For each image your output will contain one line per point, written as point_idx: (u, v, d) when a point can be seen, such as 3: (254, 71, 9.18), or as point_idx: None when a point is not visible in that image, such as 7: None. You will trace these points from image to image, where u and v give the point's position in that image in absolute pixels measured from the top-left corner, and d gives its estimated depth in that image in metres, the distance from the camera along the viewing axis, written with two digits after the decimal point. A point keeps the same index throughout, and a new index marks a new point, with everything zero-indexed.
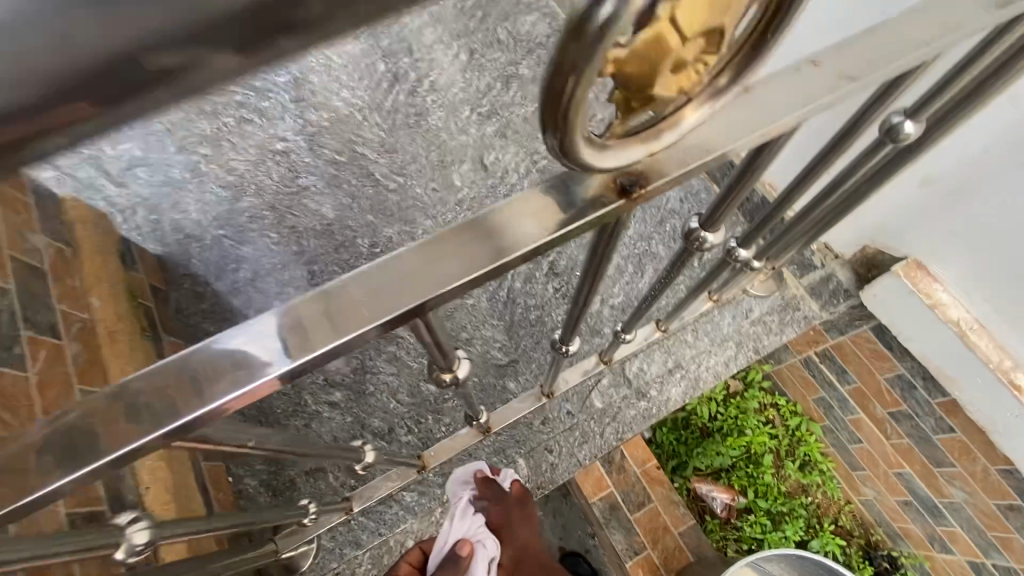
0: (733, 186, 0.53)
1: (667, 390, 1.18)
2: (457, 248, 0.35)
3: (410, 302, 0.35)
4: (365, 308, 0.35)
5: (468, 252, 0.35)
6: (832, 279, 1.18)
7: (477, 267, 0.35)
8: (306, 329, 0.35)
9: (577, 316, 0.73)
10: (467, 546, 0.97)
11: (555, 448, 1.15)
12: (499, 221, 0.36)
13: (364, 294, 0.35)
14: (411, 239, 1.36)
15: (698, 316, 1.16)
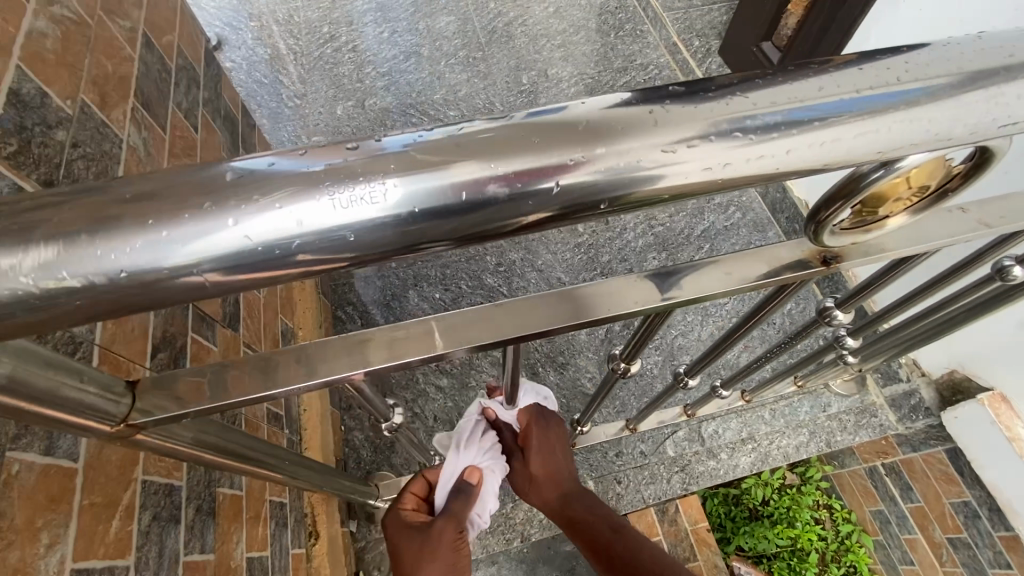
0: (877, 278, 0.61)
1: (737, 457, 1.27)
2: (535, 310, 0.43)
3: (472, 343, 0.42)
4: (435, 337, 0.42)
5: (541, 311, 0.43)
6: (915, 394, 1.26)
7: (540, 327, 0.43)
8: (390, 342, 0.41)
9: (715, 351, 0.83)
10: (476, 475, 0.78)
11: (623, 481, 1.24)
12: (591, 294, 0.44)
13: (438, 327, 0.42)
14: (530, 266, 1.52)
15: (782, 397, 1.27)
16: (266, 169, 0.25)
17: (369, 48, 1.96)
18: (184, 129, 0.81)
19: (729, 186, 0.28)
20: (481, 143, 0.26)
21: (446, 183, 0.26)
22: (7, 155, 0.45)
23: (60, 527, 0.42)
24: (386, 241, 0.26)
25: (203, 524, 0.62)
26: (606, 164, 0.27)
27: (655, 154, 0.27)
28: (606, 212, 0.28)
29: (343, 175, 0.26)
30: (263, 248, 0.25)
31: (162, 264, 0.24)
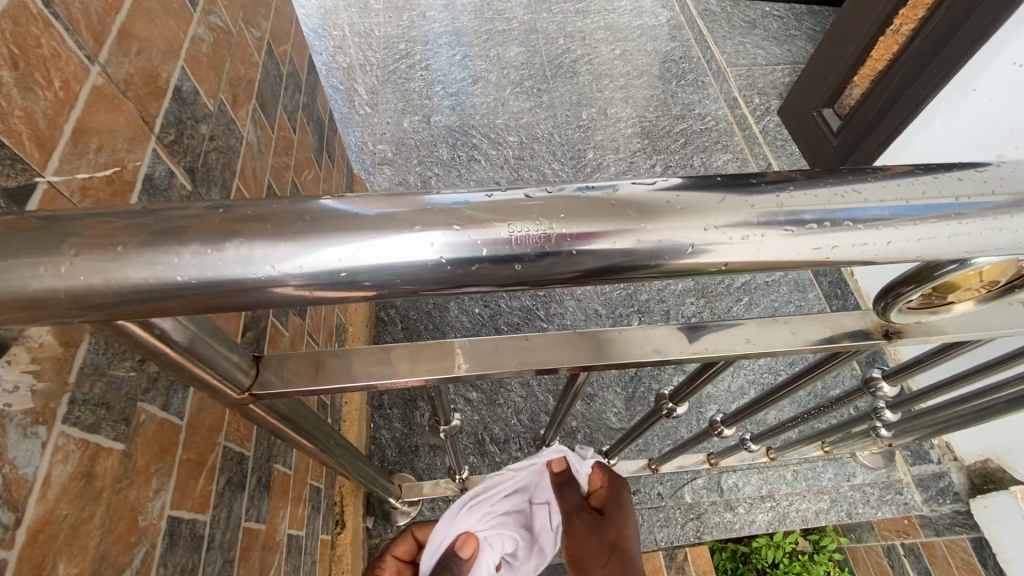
0: (929, 355, 0.63)
1: (755, 513, 1.26)
2: (597, 346, 0.48)
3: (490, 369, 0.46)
4: (456, 360, 0.46)
5: (601, 349, 0.48)
6: (945, 476, 1.26)
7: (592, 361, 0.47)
8: (465, 353, 0.46)
9: (752, 407, 0.85)
10: (468, 546, 0.76)
11: (637, 519, 1.24)
12: (653, 337, 0.48)
13: (460, 351, 0.46)
14: (569, 294, 1.56)
15: (806, 460, 1.28)
16: (344, 208, 0.29)
17: (441, 68, 2.06)
18: (286, 131, 0.88)
19: (765, 265, 0.31)
20: (520, 209, 0.30)
21: (486, 239, 0.29)
22: (166, 143, 0.52)
23: (164, 476, 0.46)
24: (533, 274, 0.30)
25: (260, 495, 0.66)
26: (643, 240, 0.30)
27: (679, 234, 0.30)
28: (644, 277, 0.32)
29: (400, 221, 0.29)
30: (447, 263, 0.29)
31: (274, 271, 0.28)
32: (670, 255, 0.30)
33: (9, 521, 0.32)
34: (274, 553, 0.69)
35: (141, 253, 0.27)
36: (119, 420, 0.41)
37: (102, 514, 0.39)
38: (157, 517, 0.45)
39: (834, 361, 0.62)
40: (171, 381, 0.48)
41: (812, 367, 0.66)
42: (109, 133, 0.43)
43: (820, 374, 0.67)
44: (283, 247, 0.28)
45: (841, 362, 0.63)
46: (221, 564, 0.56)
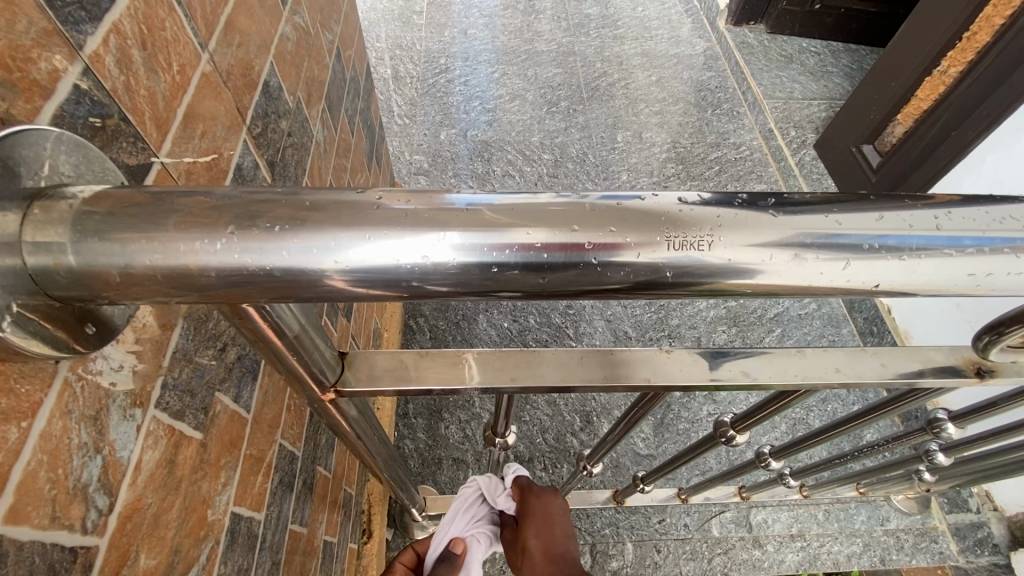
0: (1005, 398, 0.60)
1: (784, 552, 1.22)
2: (690, 367, 0.46)
3: (517, 383, 0.44)
4: (468, 370, 0.44)
5: (693, 371, 0.46)
6: (983, 527, 1.22)
7: (687, 382, 0.45)
8: (551, 365, 0.45)
9: (793, 445, 0.81)
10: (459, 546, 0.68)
11: (663, 549, 1.20)
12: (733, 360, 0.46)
13: (472, 360, 0.44)
14: (600, 314, 1.54)
15: (840, 500, 1.24)
16: (373, 202, 0.26)
17: (479, 84, 2.08)
18: (346, 134, 0.89)
19: (852, 292, 0.28)
20: (584, 213, 0.27)
21: (544, 242, 0.26)
22: (255, 135, 0.52)
23: (230, 471, 0.45)
24: (678, 289, 0.28)
25: (304, 499, 0.65)
26: (728, 257, 0.27)
27: (802, 261, 0.27)
28: (711, 294, 0.28)
29: (488, 223, 0.26)
30: (597, 264, 0.27)
31: (324, 265, 0.25)
32: (809, 278, 0.27)
33: (104, 505, 0.30)
34: (312, 558, 0.68)
35: (296, 236, 0.25)
36: (200, 409, 0.41)
37: (178, 505, 0.37)
38: (222, 512, 0.44)
39: (899, 403, 0.58)
40: (244, 372, 0.48)
41: (876, 407, 0.63)
42: (211, 121, 0.43)
43: (882, 413, 0.63)
44: (364, 236, 0.25)
45: (906, 405, 0.58)
46: (270, 567, 0.54)
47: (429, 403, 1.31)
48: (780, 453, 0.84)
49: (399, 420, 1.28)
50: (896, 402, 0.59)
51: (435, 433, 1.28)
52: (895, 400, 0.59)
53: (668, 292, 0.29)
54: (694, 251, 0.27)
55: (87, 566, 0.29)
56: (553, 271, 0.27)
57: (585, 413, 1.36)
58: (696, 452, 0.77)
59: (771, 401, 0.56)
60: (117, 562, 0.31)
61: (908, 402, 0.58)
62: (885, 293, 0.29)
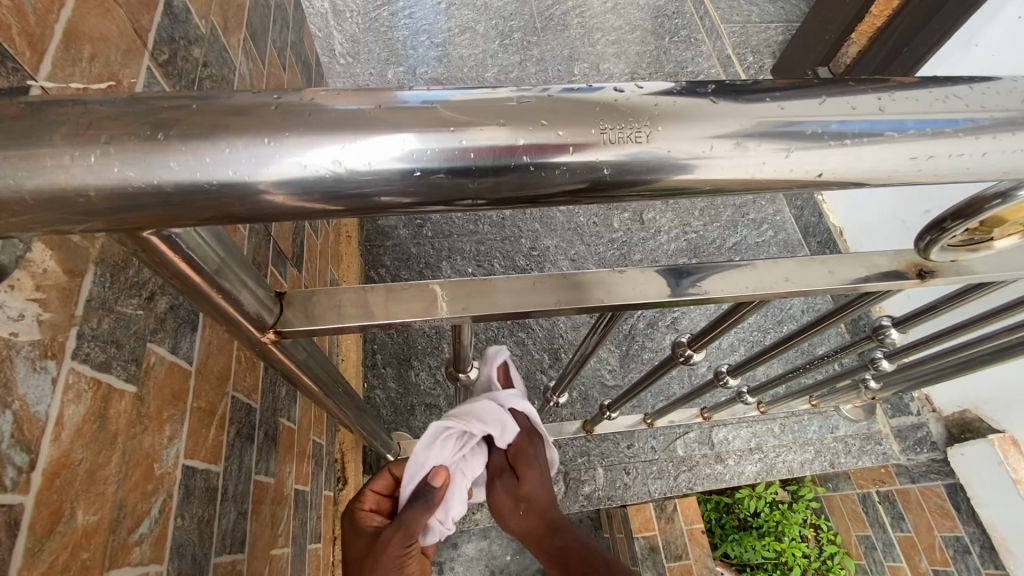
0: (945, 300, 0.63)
1: (744, 464, 1.30)
2: (645, 286, 0.46)
3: (470, 312, 0.43)
4: (438, 302, 0.43)
5: (649, 288, 0.45)
6: (923, 427, 1.30)
7: (641, 300, 0.45)
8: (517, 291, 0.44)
9: (749, 360, 0.83)
10: (440, 477, 0.66)
11: (632, 472, 1.27)
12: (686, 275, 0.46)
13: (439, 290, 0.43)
14: (564, 254, 1.54)
15: (793, 413, 1.32)
16: (308, 101, 0.24)
17: (425, 17, 1.95)
18: (276, 68, 0.82)
19: (795, 187, 0.28)
20: (514, 107, 0.25)
21: (473, 144, 0.24)
22: (160, 62, 0.47)
23: (176, 424, 0.43)
24: (623, 191, 0.27)
25: (268, 450, 0.64)
26: (661, 153, 0.25)
27: (744, 151, 0.26)
28: (655, 196, 0.27)
29: (367, 121, 0.24)
30: (531, 165, 0.25)
31: (254, 178, 0.23)
32: (745, 170, 0.26)
33: (24, 462, 0.28)
34: (283, 509, 0.67)
35: (188, 145, 0.22)
36: (130, 360, 0.38)
37: (117, 460, 0.36)
38: (173, 466, 0.42)
39: (846, 309, 0.60)
40: (179, 323, 0.45)
41: (823, 316, 0.65)
42: (101, 41, 0.38)
43: (834, 321, 0.65)
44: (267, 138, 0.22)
45: (854, 310, 0.60)
46: (236, 517, 0.53)
47: (398, 353, 1.31)
48: (737, 370, 0.87)
49: (369, 370, 1.29)
50: (845, 309, 0.60)
51: (406, 380, 1.29)
52: (844, 308, 0.60)
53: (616, 197, 0.27)
54: (638, 143, 0.25)
55: (13, 523, 0.28)
56: (495, 175, 0.25)
57: (554, 352, 1.38)
58: (656, 378, 0.79)
59: (724, 315, 0.57)
60: (49, 520, 0.30)
61: (856, 307, 0.59)
62: (832, 185, 0.28)
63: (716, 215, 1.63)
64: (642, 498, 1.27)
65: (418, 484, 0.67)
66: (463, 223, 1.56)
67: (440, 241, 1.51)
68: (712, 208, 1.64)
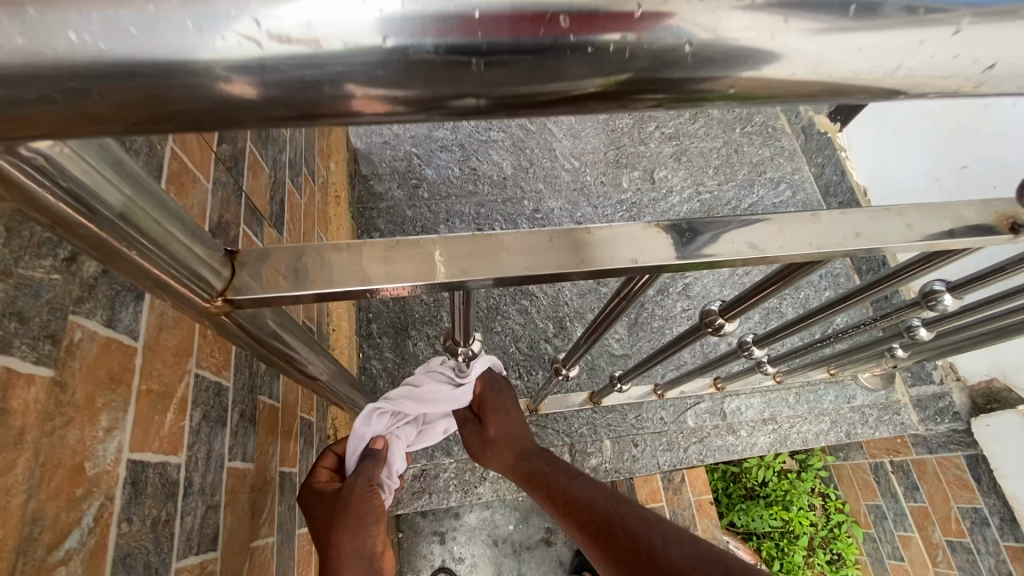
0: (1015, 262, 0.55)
1: (757, 436, 1.25)
2: (689, 243, 0.37)
3: (473, 276, 0.35)
4: (436, 264, 0.35)
5: (693, 245, 0.37)
6: (945, 397, 1.24)
7: (683, 259, 0.37)
8: (531, 250, 0.36)
9: (778, 331, 0.75)
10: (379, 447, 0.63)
11: (640, 444, 1.21)
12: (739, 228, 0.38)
13: (437, 250, 0.35)
14: (570, 217, 1.45)
15: (809, 383, 1.26)
16: None
17: None
18: None
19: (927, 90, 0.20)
20: None
21: (483, 5, 0.16)
22: None
23: (117, 411, 0.36)
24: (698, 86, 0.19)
25: (245, 431, 0.56)
26: (759, 29, 0.17)
27: (879, 27, 0.18)
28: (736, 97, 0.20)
29: None
30: (571, 44, 0.17)
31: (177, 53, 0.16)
32: (871, 60, 0.18)
33: None
34: (267, 495, 0.61)
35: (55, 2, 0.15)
36: (42, 337, 0.30)
37: (26, 463, 0.29)
38: (113, 462, 0.35)
39: (904, 272, 0.52)
40: (117, 291, 0.37)
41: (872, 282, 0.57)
42: None
43: (886, 287, 0.57)
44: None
45: (914, 274, 0.52)
46: (204, 512, 0.46)
47: (394, 322, 1.24)
48: (764, 341, 0.79)
49: (364, 340, 1.22)
50: (902, 273, 0.52)
51: (402, 351, 1.22)
52: (902, 271, 0.52)
53: (683, 100, 0.20)
54: (724, 9, 0.17)
55: None
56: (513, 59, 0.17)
57: (559, 320, 1.31)
58: (676, 348, 0.72)
59: (775, 274, 0.48)
60: None
61: (916, 271, 0.51)
62: (982, 87, 0.20)
63: (732, 174, 1.53)
64: (650, 470, 1.22)
65: (359, 454, 0.63)
66: (463, 183, 1.46)
67: (435, 203, 1.42)
68: (727, 167, 1.54)
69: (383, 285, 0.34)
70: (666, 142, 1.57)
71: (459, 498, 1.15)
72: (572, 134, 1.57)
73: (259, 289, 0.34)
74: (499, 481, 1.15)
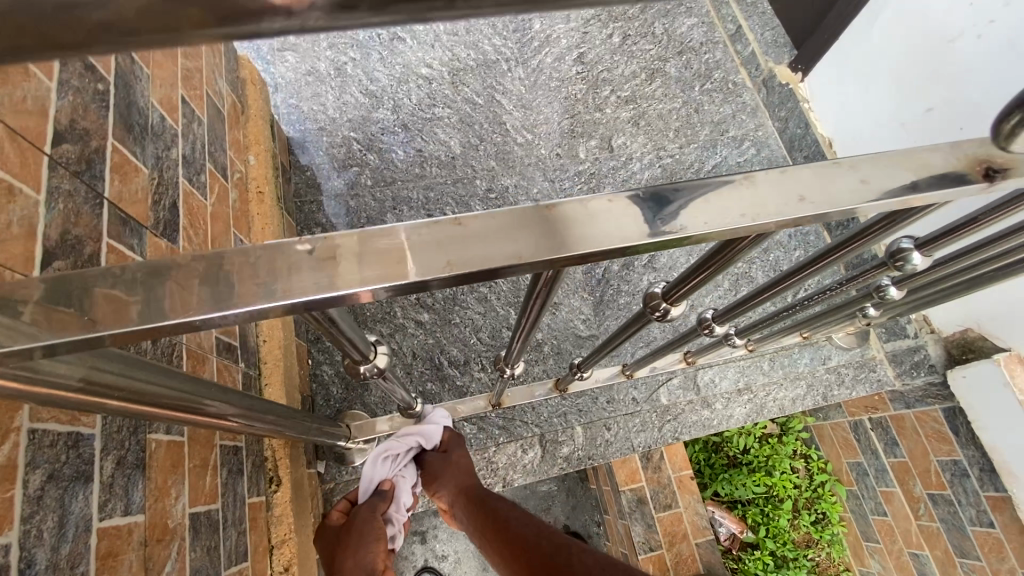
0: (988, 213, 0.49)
1: (732, 407, 1.21)
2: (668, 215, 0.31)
3: (451, 271, 0.30)
4: (407, 259, 0.30)
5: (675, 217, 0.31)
6: (920, 350, 1.21)
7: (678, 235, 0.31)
8: (509, 237, 0.31)
9: (739, 304, 0.69)
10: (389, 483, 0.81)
11: (613, 427, 1.17)
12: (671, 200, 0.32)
13: (409, 244, 0.31)
14: (526, 195, 1.37)
15: (782, 347, 1.21)
16: None
17: None
18: None
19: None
20: None
21: None
22: None
23: None
24: None
25: (128, 481, 0.50)
26: None
27: None
28: None
29: None
30: None
31: None
32: None
33: None
34: (168, 546, 0.54)
35: None
36: None
37: None
38: None
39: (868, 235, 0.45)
40: None
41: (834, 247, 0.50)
42: None
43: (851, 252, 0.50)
44: None
45: (879, 237, 0.45)
46: None
47: None
48: (726, 315, 0.73)
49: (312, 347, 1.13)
50: (866, 236, 0.45)
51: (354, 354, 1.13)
52: (866, 234, 0.45)
53: None
54: None
55: None
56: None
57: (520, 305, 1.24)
58: (625, 333, 0.64)
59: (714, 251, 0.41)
60: None
61: (881, 233, 0.44)
62: None
63: (693, 135, 1.45)
64: (626, 452, 1.18)
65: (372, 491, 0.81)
66: (409, 166, 1.36)
67: (379, 190, 1.32)
68: (688, 128, 1.46)
69: (344, 290, 0.30)
70: (623, 106, 1.48)
71: (427, 502, 1.09)
72: (523, 105, 1.47)
73: (160, 317, 0.29)
74: None
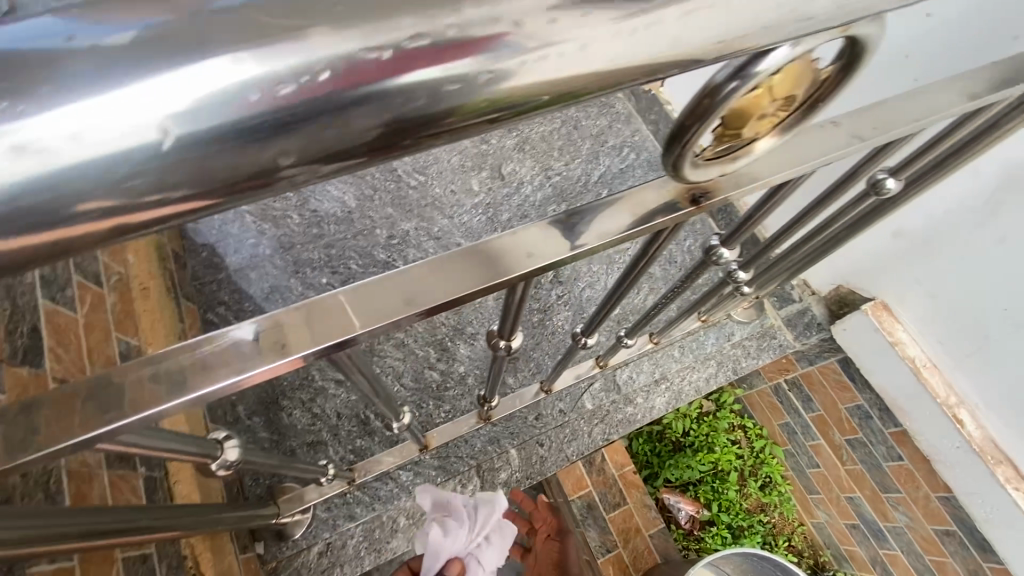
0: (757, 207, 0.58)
1: (653, 398, 1.28)
2: (533, 248, 0.43)
3: (386, 318, 0.40)
4: (349, 315, 0.39)
5: (536, 248, 0.43)
6: (807, 312, 1.32)
7: (545, 259, 0.43)
8: (424, 283, 0.41)
9: (598, 317, 0.76)
10: None
11: (546, 442, 1.22)
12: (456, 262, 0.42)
13: (349, 304, 0.40)
14: (427, 235, 1.41)
15: (688, 333, 1.26)
16: None
17: None
18: None
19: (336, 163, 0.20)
20: None
21: None
22: None
23: None
24: None
25: None
26: None
27: None
28: None
29: None
30: None
31: None
32: None
33: None
34: None
35: None
36: None
37: None
38: None
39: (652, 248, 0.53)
40: None
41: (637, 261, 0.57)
42: None
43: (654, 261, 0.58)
44: None
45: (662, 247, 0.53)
46: None
47: (261, 397, 1.16)
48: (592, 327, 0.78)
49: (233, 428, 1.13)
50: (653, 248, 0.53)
51: (276, 425, 1.13)
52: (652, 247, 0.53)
53: None
54: None
55: None
56: None
57: (439, 342, 1.27)
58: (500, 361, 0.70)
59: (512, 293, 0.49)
60: None
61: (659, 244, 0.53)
62: None
63: (575, 150, 1.54)
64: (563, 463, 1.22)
65: None
66: (307, 228, 1.37)
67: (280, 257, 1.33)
68: (570, 144, 1.55)
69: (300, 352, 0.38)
70: (507, 135, 1.56)
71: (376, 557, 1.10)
72: None
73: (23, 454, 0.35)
74: (411, 527, 1.11)
